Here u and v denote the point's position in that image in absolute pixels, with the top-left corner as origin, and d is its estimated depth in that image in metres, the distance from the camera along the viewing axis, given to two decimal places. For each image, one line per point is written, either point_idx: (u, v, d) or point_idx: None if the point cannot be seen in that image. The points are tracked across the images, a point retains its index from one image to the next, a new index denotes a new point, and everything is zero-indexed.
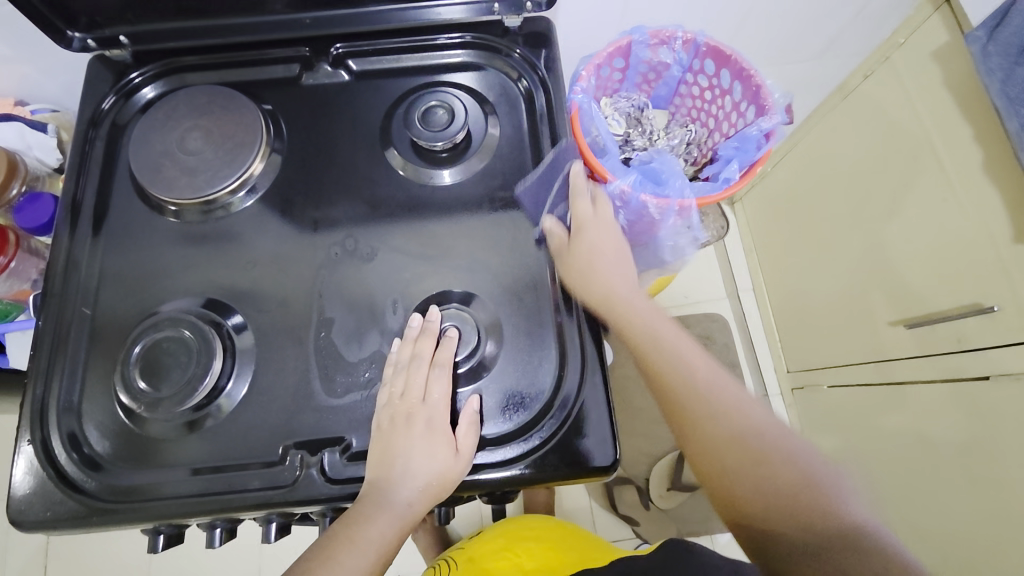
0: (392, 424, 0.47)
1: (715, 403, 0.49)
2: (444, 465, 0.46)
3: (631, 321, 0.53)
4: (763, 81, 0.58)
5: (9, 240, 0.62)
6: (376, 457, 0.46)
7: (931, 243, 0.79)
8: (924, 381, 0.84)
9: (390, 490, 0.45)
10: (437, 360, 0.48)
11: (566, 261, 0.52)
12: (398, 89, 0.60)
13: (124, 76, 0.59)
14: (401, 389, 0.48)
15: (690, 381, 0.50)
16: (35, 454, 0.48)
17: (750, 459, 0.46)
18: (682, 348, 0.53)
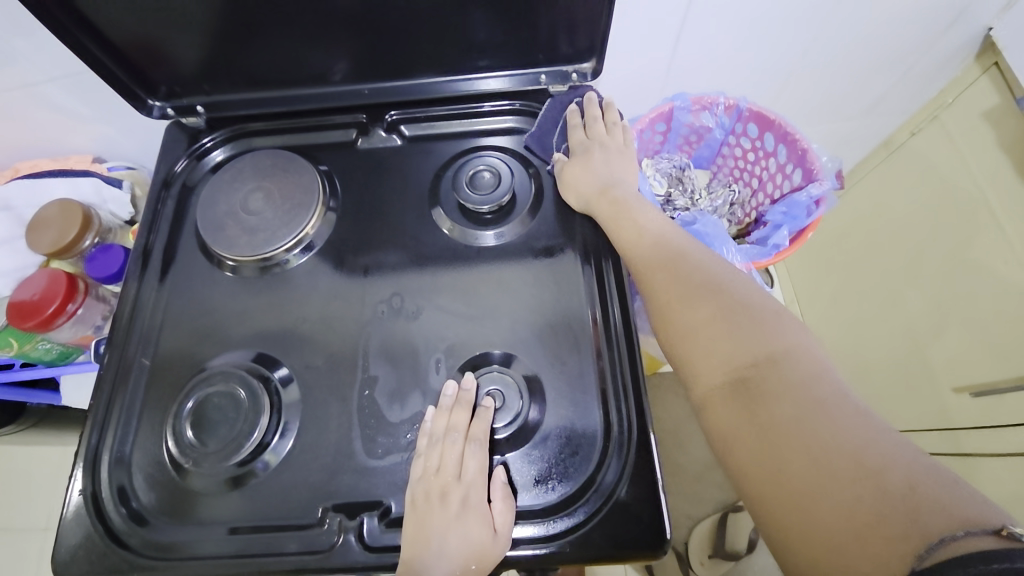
0: (427, 501, 0.46)
1: (655, 256, 0.50)
2: (482, 543, 0.44)
3: (617, 208, 0.55)
4: (810, 146, 0.58)
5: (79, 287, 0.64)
6: (410, 536, 0.45)
7: (996, 305, 0.75)
8: (999, 456, 0.76)
9: (426, 574, 0.43)
10: (472, 433, 0.47)
11: (563, 168, 0.58)
12: (447, 152, 0.62)
13: (196, 141, 0.63)
14: (436, 463, 0.47)
15: (638, 237, 0.52)
16: (85, 504, 0.49)
17: (688, 297, 0.46)
18: (638, 214, 0.54)
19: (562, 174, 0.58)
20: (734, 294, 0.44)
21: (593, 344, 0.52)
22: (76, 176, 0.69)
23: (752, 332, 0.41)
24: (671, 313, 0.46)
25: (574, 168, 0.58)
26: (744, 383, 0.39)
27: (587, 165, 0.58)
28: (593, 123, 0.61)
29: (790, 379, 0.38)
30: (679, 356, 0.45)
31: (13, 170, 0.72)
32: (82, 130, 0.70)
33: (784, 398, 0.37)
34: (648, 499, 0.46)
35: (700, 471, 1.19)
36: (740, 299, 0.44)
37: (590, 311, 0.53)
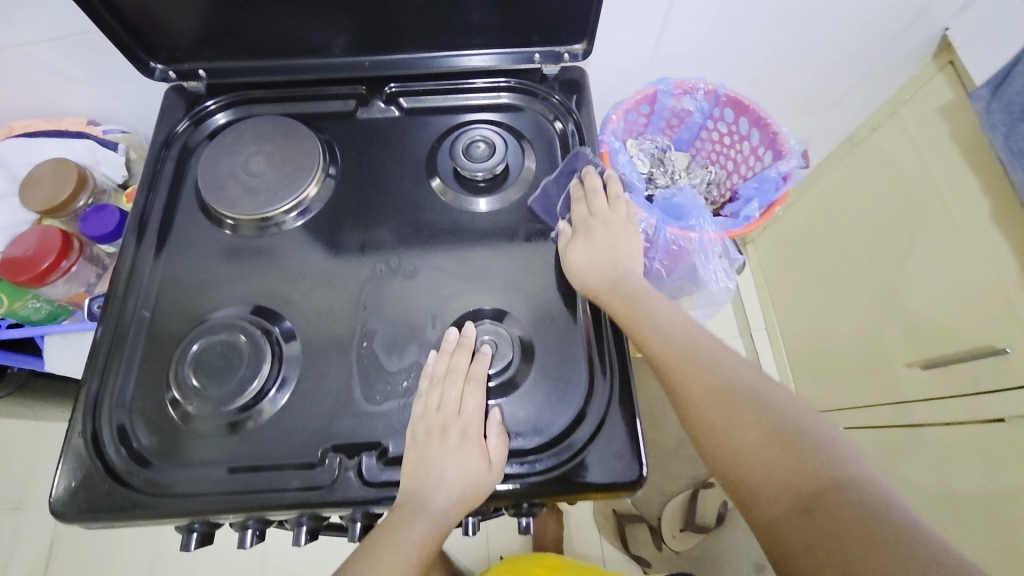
0: (427, 436, 0.49)
1: (687, 362, 0.46)
2: (477, 474, 0.48)
3: (631, 301, 0.52)
4: (780, 129, 0.63)
5: (74, 246, 0.63)
6: (411, 466, 0.48)
7: (944, 286, 0.82)
8: (943, 423, 0.84)
9: (427, 499, 0.47)
10: (471, 373, 0.51)
11: (567, 251, 0.55)
12: (443, 126, 0.65)
13: (199, 104, 0.65)
14: (437, 401, 0.50)
15: (663, 338, 0.48)
16: (85, 446, 0.50)
17: (733, 408, 0.42)
18: (659, 311, 0.50)
19: (567, 262, 0.55)
20: (779, 401, 0.41)
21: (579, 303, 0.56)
22: (69, 137, 0.69)
23: (814, 455, 0.37)
24: (717, 429, 0.42)
25: (577, 249, 0.55)
26: (816, 511, 0.35)
27: (592, 245, 0.55)
28: (594, 199, 0.58)
29: (871, 511, 0.33)
30: (729, 476, 0.40)
31: (7, 129, 0.72)
32: (76, 92, 0.70)
33: (864, 522, 0.33)
34: (628, 440, 0.50)
35: (675, 448, 1.25)
36: (786, 407, 0.41)
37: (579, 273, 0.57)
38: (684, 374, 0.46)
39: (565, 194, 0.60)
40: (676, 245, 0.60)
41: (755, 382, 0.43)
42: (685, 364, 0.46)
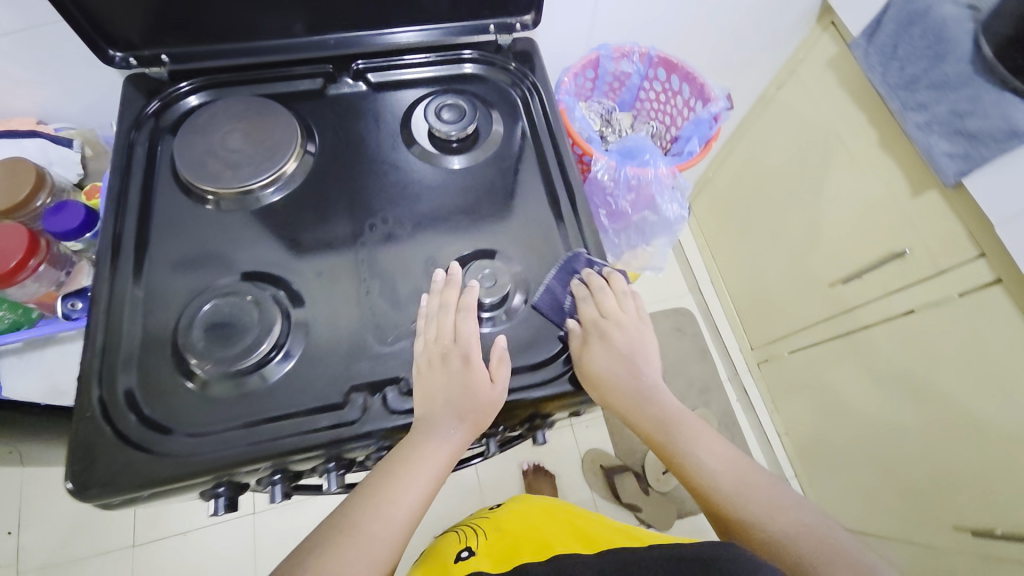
0: (431, 367, 0.53)
1: (747, 505, 0.54)
2: (484, 392, 0.53)
3: (666, 433, 0.58)
4: (705, 81, 0.73)
5: (41, 244, 0.61)
6: (421, 396, 0.52)
7: (852, 210, 0.96)
8: (867, 326, 0.98)
9: (439, 422, 0.52)
10: (462, 306, 0.55)
11: (584, 359, 0.56)
12: (412, 97, 0.69)
13: (172, 85, 0.65)
14: (435, 333, 0.54)
15: (715, 472, 0.56)
16: (94, 412, 0.48)
17: (797, 560, 0.50)
18: (698, 444, 0.58)
19: (589, 372, 0.55)
20: (836, 550, 0.50)
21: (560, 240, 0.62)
22: (21, 136, 0.67)
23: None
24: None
25: (594, 355, 0.56)
26: None
27: (610, 355, 0.57)
28: (602, 299, 0.58)
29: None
30: None
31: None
32: (18, 91, 0.68)
33: None
34: None
35: None
36: (843, 557, 0.49)
37: (555, 213, 0.63)
38: (741, 519, 0.53)
39: (569, 293, 0.59)
40: (636, 180, 0.67)
41: (810, 525, 0.52)
42: (738, 506, 0.54)
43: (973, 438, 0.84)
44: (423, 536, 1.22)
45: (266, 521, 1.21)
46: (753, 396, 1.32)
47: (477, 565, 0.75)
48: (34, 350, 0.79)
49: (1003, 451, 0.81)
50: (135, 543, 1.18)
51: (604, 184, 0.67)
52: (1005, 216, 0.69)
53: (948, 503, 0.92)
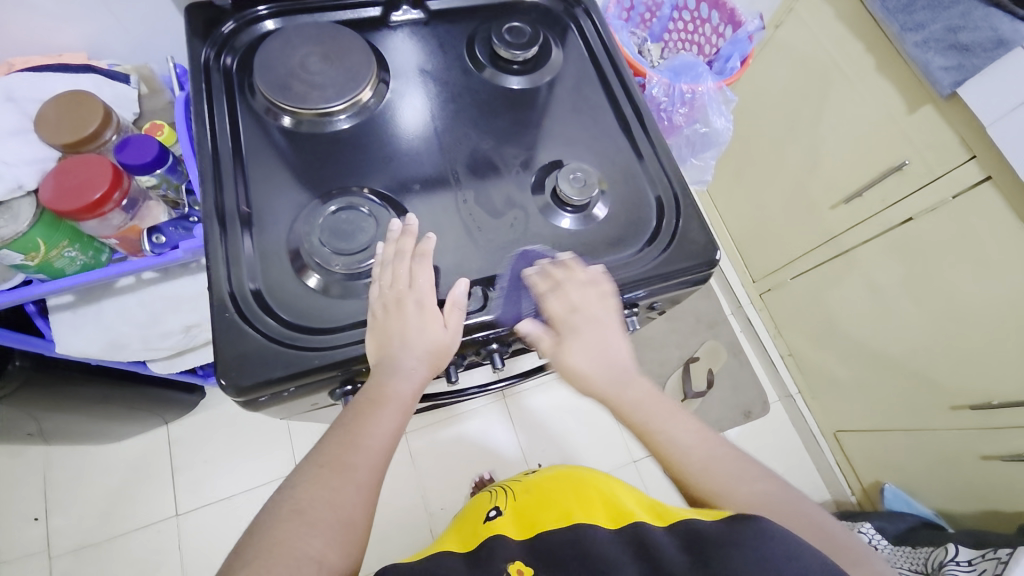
0: (387, 311, 0.51)
1: (713, 482, 0.54)
2: (437, 337, 0.52)
3: (641, 411, 0.58)
4: (735, 5, 0.80)
5: (123, 182, 0.59)
6: (377, 341, 0.50)
7: (851, 133, 1.06)
8: (866, 241, 1.09)
9: (396, 362, 0.50)
10: (417, 251, 0.54)
11: (561, 355, 0.57)
12: (473, 24, 0.72)
13: (249, 8, 0.65)
14: (390, 279, 0.52)
15: (684, 454, 0.56)
16: (232, 313, 0.51)
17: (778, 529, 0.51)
18: (672, 424, 0.58)
19: (564, 366, 0.57)
20: (813, 518, 0.53)
21: (632, 147, 0.67)
22: (77, 71, 0.66)
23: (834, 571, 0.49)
24: None
25: (572, 351, 0.57)
26: None
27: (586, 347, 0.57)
28: (570, 294, 0.56)
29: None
30: None
31: (7, 67, 0.65)
32: (68, 25, 0.65)
33: None
34: (704, 232, 0.61)
35: (664, 336, 1.44)
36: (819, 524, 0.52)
37: (622, 127, 0.68)
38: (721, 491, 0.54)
39: (531, 290, 0.56)
40: (688, 95, 0.73)
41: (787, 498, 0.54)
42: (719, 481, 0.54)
43: (968, 323, 0.97)
44: (466, 478, 1.28)
45: None
46: (755, 323, 1.44)
47: (503, 525, 0.65)
48: (88, 304, 0.77)
49: (993, 330, 0.94)
50: (177, 512, 1.20)
51: (659, 100, 0.73)
52: (997, 117, 0.79)
53: (944, 386, 1.05)
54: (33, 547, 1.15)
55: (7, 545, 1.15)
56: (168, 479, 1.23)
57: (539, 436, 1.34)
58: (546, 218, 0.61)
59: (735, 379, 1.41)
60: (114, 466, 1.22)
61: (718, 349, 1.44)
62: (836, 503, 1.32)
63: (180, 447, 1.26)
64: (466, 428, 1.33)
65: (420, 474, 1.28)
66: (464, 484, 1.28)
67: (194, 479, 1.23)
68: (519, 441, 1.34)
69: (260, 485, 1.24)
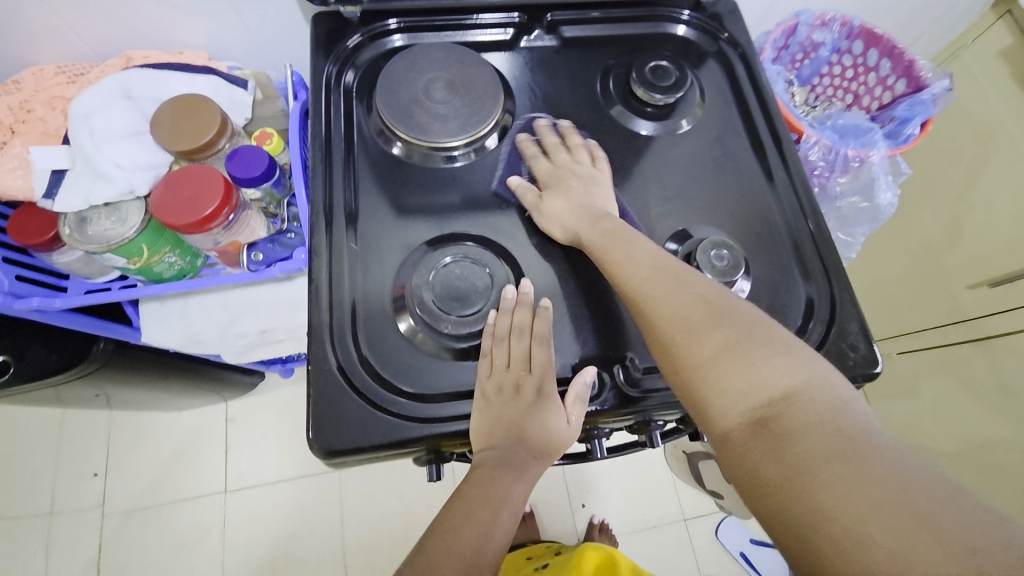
0: (500, 394, 0.46)
1: (658, 287, 0.45)
2: (557, 434, 0.46)
3: (608, 236, 0.49)
4: (916, 58, 0.69)
5: (232, 199, 0.56)
6: (487, 428, 0.45)
7: (1010, 209, 0.91)
8: (1018, 333, 0.91)
9: (508, 454, 0.46)
10: (536, 329, 0.48)
11: (541, 205, 0.53)
12: (609, 55, 0.64)
13: (379, 20, 0.61)
14: (505, 359, 0.47)
15: (633, 266, 0.47)
16: (329, 365, 0.46)
17: (698, 330, 0.41)
18: (630, 243, 0.48)
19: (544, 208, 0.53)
20: (745, 317, 0.42)
21: (780, 220, 0.58)
22: (196, 72, 0.63)
23: (763, 359, 0.39)
24: (683, 353, 0.41)
25: (553, 202, 0.53)
26: (773, 430, 0.36)
27: (567, 193, 0.53)
28: (555, 154, 0.56)
29: (819, 413, 0.35)
30: (687, 399, 0.41)
31: (125, 59, 0.64)
32: (195, 21, 0.63)
33: (817, 439, 0.34)
34: (864, 340, 0.51)
35: None
36: (751, 322, 0.41)
37: (771, 195, 0.59)
38: (655, 304, 0.44)
39: (523, 155, 0.58)
40: (854, 162, 0.62)
41: (729, 304, 0.43)
42: (656, 292, 0.45)
43: None
44: None
45: (351, 483, 1.24)
46: None
47: None
48: (176, 299, 0.76)
49: None
50: (224, 491, 1.22)
51: (814, 163, 0.63)
52: None
53: None
54: (91, 501, 1.20)
55: (68, 494, 1.21)
56: (219, 456, 1.25)
57: (588, 475, 1.29)
58: None
59: None
60: (171, 434, 1.26)
61: None
62: None
63: (233, 426, 1.28)
64: None
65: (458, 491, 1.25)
66: None
67: (243, 460, 1.25)
68: (566, 478, 1.29)
69: (302, 479, 1.24)
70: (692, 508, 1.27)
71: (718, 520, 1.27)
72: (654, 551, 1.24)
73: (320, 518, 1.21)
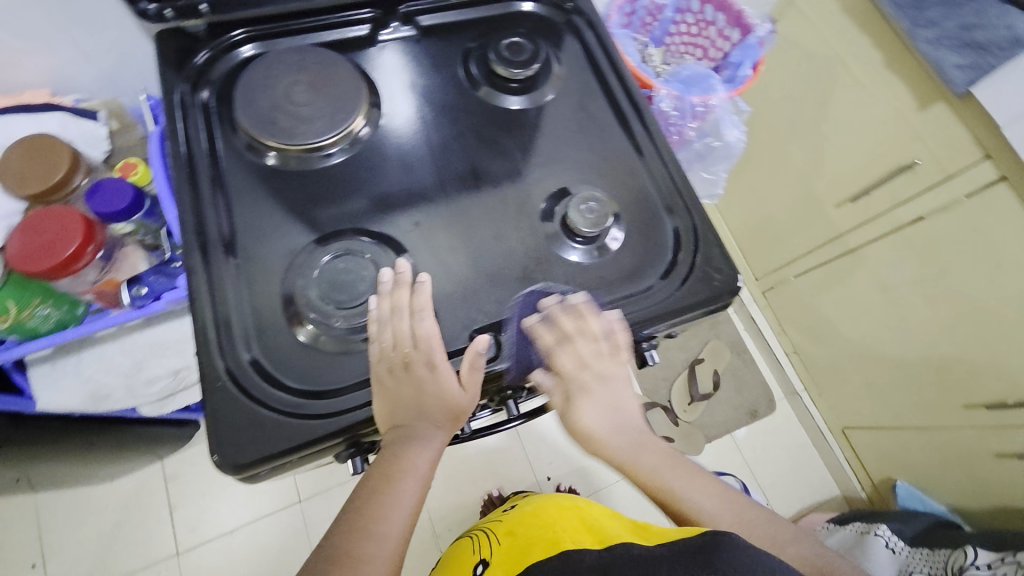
0: (393, 375, 0.49)
1: (747, 545, 0.54)
2: (454, 400, 0.50)
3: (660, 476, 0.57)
4: (744, 7, 0.76)
5: (95, 237, 0.55)
6: (386, 410, 0.48)
7: (855, 131, 1.02)
8: (876, 240, 1.06)
9: (410, 430, 0.49)
10: (416, 306, 0.50)
11: (571, 414, 0.57)
12: (467, 38, 0.67)
13: (225, 33, 0.60)
14: (392, 341, 0.50)
15: (714, 515, 0.56)
16: (223, 380, 0.47)
17: None
18: (694, 486, 0.57)
19: (576, 431, 0.57)
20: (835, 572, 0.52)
21: (644, 169, 0.63)
22: (37, 110, 0.61)
23: None
24: None
25: (582, 407, 0.56)
26: None
27: (594, 402, 0.57)
28: (576, 345, 0.54)
29: None
30: None
31: None
32: (27, 61, 0.59)
33: None
34: (727, 260, 0.58)
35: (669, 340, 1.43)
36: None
37: (633, 147, 0.64)
38: None
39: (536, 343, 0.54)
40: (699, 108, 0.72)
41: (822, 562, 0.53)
42: None
43: (982, 323, 0.95)
44: (478, 495, 1.27)
45: (314, 510, 1.21)
46: (759, 321, 1.44)
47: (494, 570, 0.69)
48: (68, 356, 0.73)
49: (1007, 330, 0.92)
50: (179, 550, 1.16)
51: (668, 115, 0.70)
52: (1014, 118, 0.77)
53: (956, 385, 1.04)
54: None
55: None
56: (166, 516, 1.18)
57: (548, 448, 1.33)
58: (555, 250, 0.57)
59: (739, 377, 1.43)
60: (106, 507, 1.17)
61: (721, 350, 1.44)
62: (848, 500, 1.34)
63: (175, 482, 1.21)
64: (473, 445, 1.30)
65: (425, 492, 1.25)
66: (473, 502, 1.27)
67: (193, 515, 1.19)
68: (528, 456, 1.32)
69: (263, 517, 1.20)
70: None
71: None
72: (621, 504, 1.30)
73: (289, 552, 1.18)
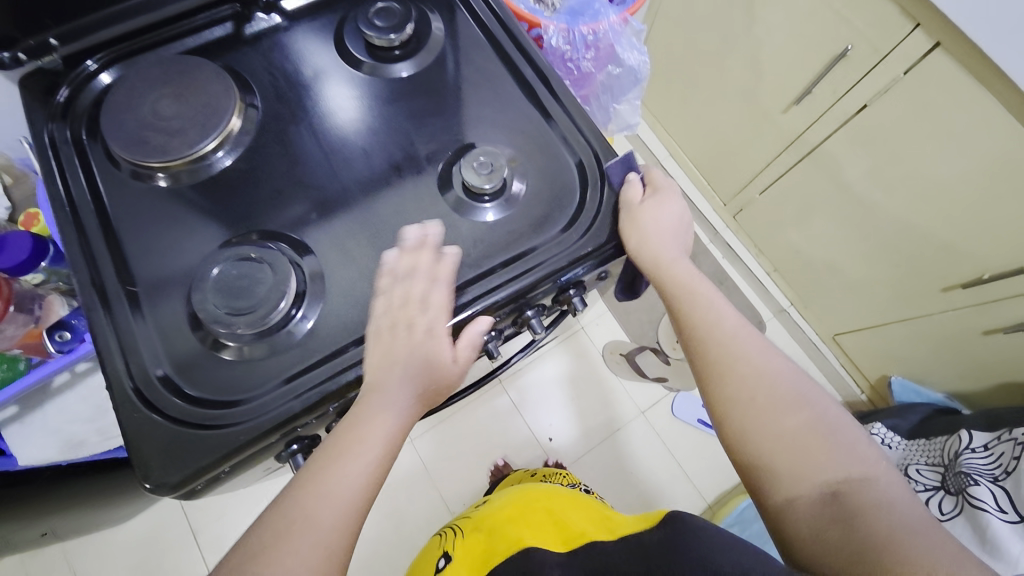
0: (392, 331, 0.50)
1: (734, 348, 0.54)
2: (444, 371, 0.51)
3: (686, 280, 0.56)
4: None
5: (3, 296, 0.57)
6: (376, 361, 0.49)
7: (786, 28, 0.97)
8: (828, 138, 1.02)
9: (387, 395, 0.48)
10: (438, 273, 0.52)
11: (636, 208, 0.56)
12: (336, 13, 0.63)
13: (80, 62, 0.58)
14: (399, 299, 0.50)
15: (716, 322, 0.55)
16: (138, 406, 0.47)
17: (776, 403, 0.50)
18: (711, 296, 0.57)
19: (638, 215, 0.55)
20: (804, 398, 0.51)
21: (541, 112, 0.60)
22: None
23: (827, 452, 0.48)
24: (762, 416, 0.50)
25: (647, 211, 0.56)
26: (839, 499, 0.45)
27: (661, 214, 0.56)
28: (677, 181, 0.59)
29: (872, 499, 0.44)
30: (748, 458, 0.50)
31: None
32: None
33: (879, 520, 0.43)
34: None
35: None
36: (809, 402, 0.51)
37: (527, 92, 0.61)
38: (741, 369, 0.52)
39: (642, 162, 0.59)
40: (592, 37, 0.71)
41: (804, 393, 0.51)
42: (736, 359, 0.53)
43: (943, 202, 0.92)
44: (484, 468, 1.29)
45: None
46: (735, 246, 1.41)
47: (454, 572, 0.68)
48: (33, 412, 0.74)
49: (969, 203, 0.89)
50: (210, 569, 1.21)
51: (562, 50, 0.70)
52: None
53: (932, 269, 1.02)
54: None
55: None
56: (191, 541, 1.23)
57: (544, 411, 1.33)
58: (461, 215, 0.56)
59: None
60: (133, 543, 1.22)
61: None
62: (849, 404, 1.33)
63: (192, 509, 1.25)
64: (471, 421, 1.32)
65: (433, 474, 1.28)
66: (481, 476, 1.29)
67: (217, 534, 1.24)
68: (526, 422, 1.32)
69: None
70: (645, 400, 1.35)
71: (670, 400, 1.36)
72: (626, 449, 1.32)
73: None
